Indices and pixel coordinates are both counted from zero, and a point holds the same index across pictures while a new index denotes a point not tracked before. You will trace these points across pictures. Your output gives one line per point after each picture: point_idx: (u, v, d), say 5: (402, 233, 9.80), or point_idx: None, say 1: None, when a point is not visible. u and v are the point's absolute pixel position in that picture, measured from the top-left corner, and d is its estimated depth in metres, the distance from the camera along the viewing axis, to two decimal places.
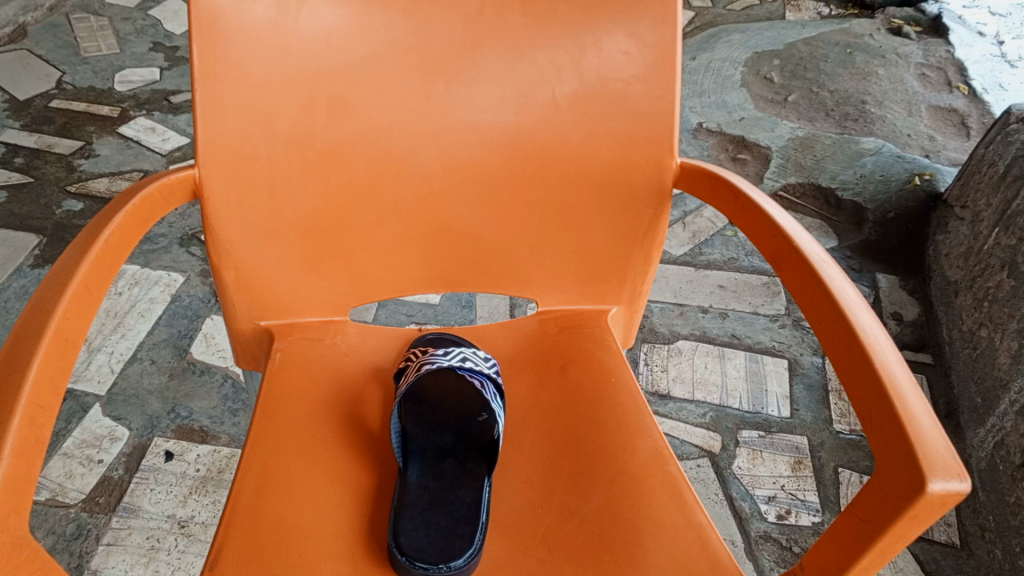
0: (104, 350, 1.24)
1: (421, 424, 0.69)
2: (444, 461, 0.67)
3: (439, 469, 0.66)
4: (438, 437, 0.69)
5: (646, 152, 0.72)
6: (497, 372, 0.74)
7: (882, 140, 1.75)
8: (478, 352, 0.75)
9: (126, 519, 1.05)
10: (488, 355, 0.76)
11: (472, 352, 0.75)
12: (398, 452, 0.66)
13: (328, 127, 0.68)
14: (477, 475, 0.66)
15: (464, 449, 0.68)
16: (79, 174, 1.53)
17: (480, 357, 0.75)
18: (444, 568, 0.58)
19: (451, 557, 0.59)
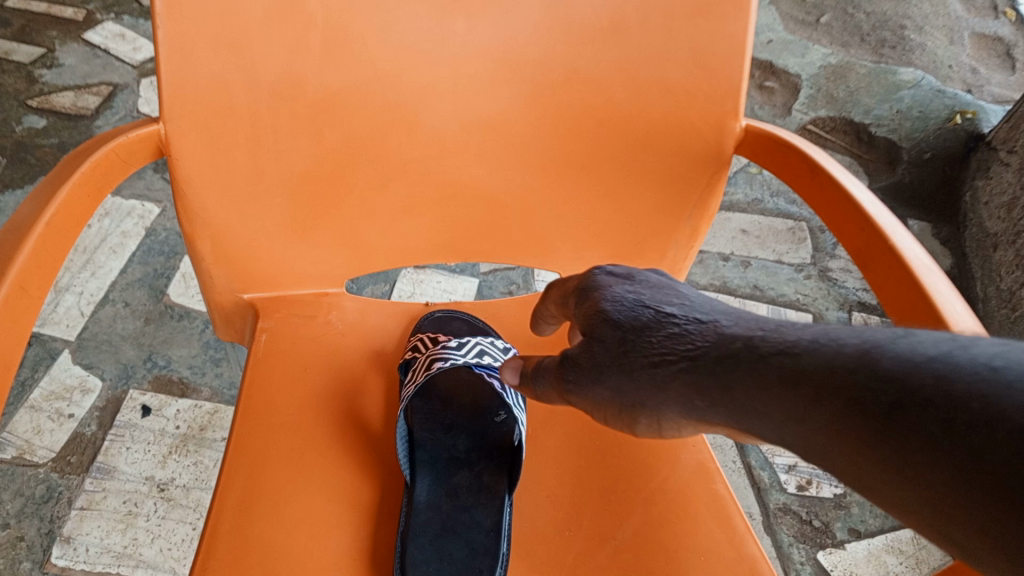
0: (72, 291, 1.13)
1: (430, 427, 0.60)
2: (457, 473, 0.59)
3: (452, 485, 0.58)
4: (450, 445, 0.60)
5: (705, 110, 0.59)
6: None
7: (921, 72, 1.62)
8: (496, 343, 0.64)
9: (101, 481, 0.96)
10: (507, 345, 0.65)
11: (489, 341, 0.64)
12: (406, 466, 0.57)
13: (322, 73, 0.55)
14: (496, 493, 0.58)
15: (480, 458, 0.60)
16: (41, 86, 1.38)
17: (500, 349, 0.64)
18: None
19: None
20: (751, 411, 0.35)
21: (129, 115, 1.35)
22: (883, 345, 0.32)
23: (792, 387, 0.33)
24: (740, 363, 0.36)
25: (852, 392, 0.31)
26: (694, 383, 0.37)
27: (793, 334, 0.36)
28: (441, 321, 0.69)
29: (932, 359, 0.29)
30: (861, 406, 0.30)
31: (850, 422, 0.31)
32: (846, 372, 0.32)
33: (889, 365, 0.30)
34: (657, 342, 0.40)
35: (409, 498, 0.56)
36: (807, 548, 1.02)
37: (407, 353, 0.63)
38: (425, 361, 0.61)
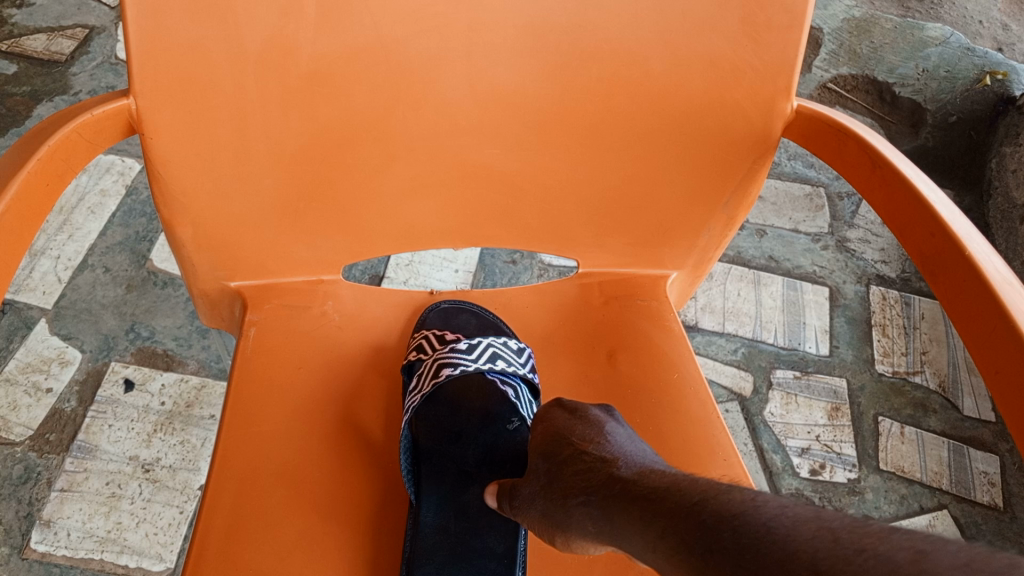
0: (48, 255, 1.06)
1: (436, 437, 0.56)
2: (467, 488, 0.54)
3: (462, 505, 0.53)
4: (457, 456, 0.56)
5: (753, 89, 0.52)
6: (531, 366, 0.59)
7: (949, 28, 1.53)
8: (510, 344, 0.59)
9: (82, 461, 0.91)
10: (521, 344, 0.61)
11: (501, 340, 0.59)
12: (410, 483, 0.51)
13: (317, 39, 0.48)
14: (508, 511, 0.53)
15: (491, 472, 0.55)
16: (10, 27, 1.28)
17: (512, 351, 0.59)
18: None
19: None
20: (621, 543, 0.42)
21: (106, 62, 1.25)
22: (708, 497, 0.38)
23: (643, 525, 0.40)
24: (620, 503, 0.43)
25: (678, 532, 0.37)
26: (589, 515, 0.44)
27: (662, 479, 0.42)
28: (449, 312, 0.64)
29: (731, 514, 0.36)
30: (682, 546, 0.37)
31: (675, 559, 0.37)
32: (679, 514, 0.38)
33: (703, 514, 0.37)
34: (570, 476, 0.47)
35: (414, 516, 0.51)
36: None
37: (411, 355, 0.58)
38: (431, 365, 0.56)
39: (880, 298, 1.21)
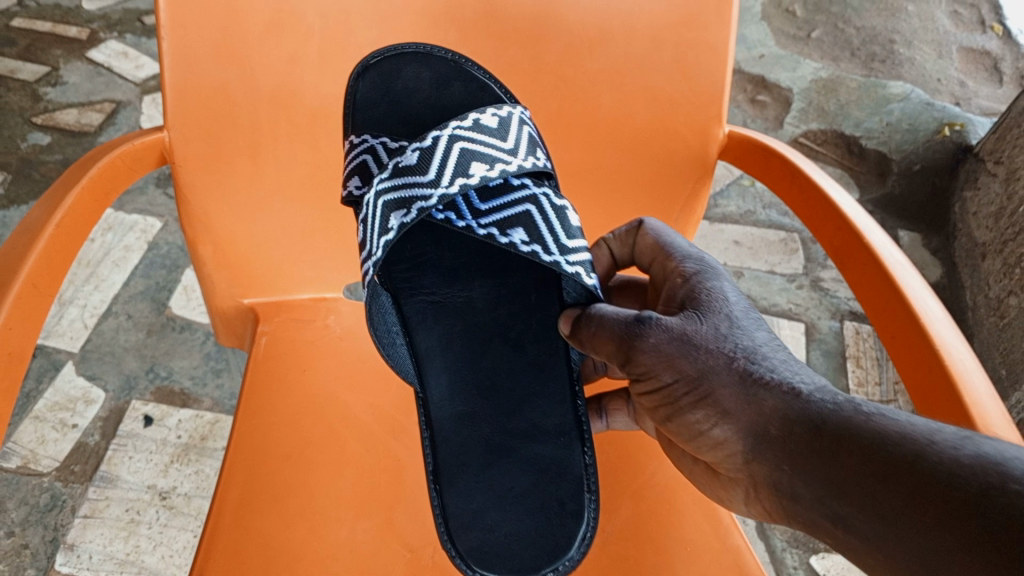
0: (76, 304, 1.15)
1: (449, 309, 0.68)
2: (485, 356, 0.67)
3: (493, 388, 0.66)
4: (469, 314, 0.68)
5: (689, 117, 0.61)
6: (518, 125, 0.58)
7: (910, 85, 1.64)
8: (481, 122, 0.57)
9: (104, 490, 0.98)
10: (506, 109, 0.58)
11: (475, 120, 0.58)
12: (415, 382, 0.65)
13: (321, 82, 0.58)
14: (558, 376, 0.65)
15: (513, 327, 0.68)
16: (46, 104, 1.40)
17: (493, 132, 0.58)
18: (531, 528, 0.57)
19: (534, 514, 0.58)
20: (729, 402, 0.45)
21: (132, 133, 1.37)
22: (855, 408, 0.40)
23: (759, 418, 0.44)
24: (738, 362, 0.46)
25: (828, 428, 0.40)
26: (690, 344, 0.48)
27: (778, 361, 0.46)
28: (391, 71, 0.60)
29: (859, 427, 0.39)
30: (839, 446, 0.39)
31: (828, 452, 0.40)
32: (830, 415, 0.41)
33: (830, 418, 0.41)
34: (660, 320, 0.49)
35: (422, 397, 0.65)
36: (801, 552, 1.02)
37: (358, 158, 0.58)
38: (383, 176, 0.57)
39: (854, 332, 1.28)
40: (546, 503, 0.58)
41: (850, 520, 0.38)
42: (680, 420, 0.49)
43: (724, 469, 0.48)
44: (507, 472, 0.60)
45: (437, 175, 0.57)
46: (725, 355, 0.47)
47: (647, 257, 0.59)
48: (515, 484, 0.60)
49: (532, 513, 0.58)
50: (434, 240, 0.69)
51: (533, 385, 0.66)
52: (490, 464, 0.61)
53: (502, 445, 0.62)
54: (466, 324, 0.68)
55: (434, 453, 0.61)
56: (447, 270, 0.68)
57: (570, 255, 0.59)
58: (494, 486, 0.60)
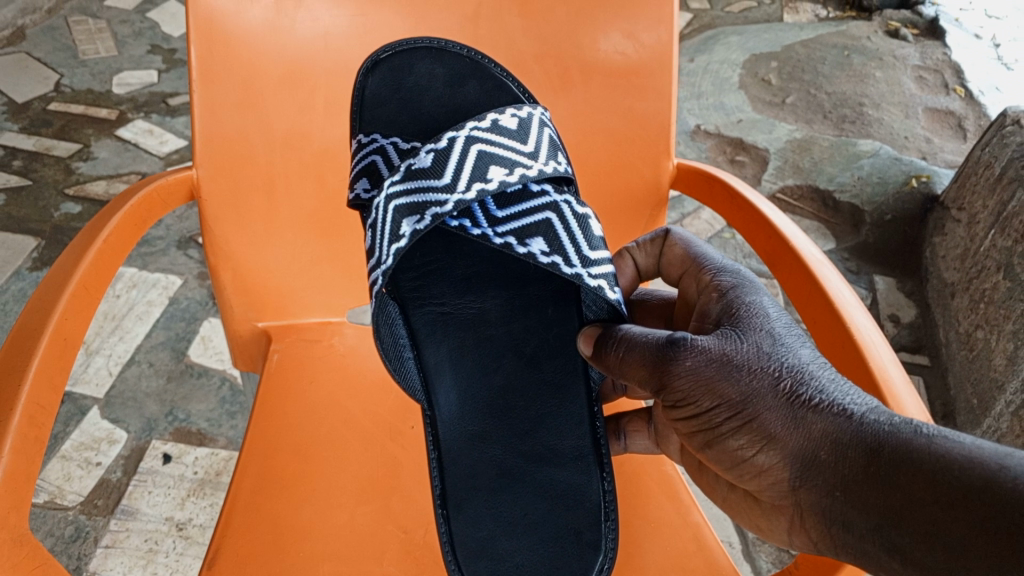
0: (102, 353, 1.25)
1: (462, 322, 0.71)
2: (496, 371, 0.70)
3: (506, 406, 0.69)
4: (481, 326, 0.71)
5: (643, 151, 0.72)
6: (532, 121, 0.66)
7: (879, 142, 1.76)
8: (499, 123, 0.65)
9: (125, 521, 1.04)
10: (526, 112, 0.66)
11: (496, 119, 0.65)
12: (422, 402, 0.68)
13: (326, 127, 0.70)
14: (578, 395, 0.68)
15: (529, 344, 0.70)
16: (77, 176, 1.53)
17: (511, 131, 0.65)
18: (536, 546, 0.61)
19: (534, 522, 0.62)
20: (775, 426, 0.45)
21: None
22: (910, 431, 0.40)
23: (809, 443, 0.44)
24: (783, 383, 0.46)
25: (882, 451, 0.40)
26: (730, 366, 0.47)
27: (825, 383, 0.45)
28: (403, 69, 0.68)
29: (916, 450, 0.39)
30: (894, 471, 0.39)
31: (882, 476, 0.40)
32: (883, 440, 0.41)
33: (887, 443, 0.40)
34: (696, 342, 0.49)
35: (431, 413, 0.68)
36: None
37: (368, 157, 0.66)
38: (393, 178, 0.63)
39: None
40: (561, 533, 0.62)
41: (908, 550, 0.38)
42: (720, 447, 0.48)
43: (768, 500, 0.47)
44: (520, 497, 0.64)
45: (452, 179, 0.63)
46: (768, 377, 0.46)
47: (675, 270, 0.64)
48: (529, 511, 0.63)
49: (545, 541, 0.61)
50: (444, 248, 0.72)
51: (548, 405, 0.68)
52: (503, 489, 0.65)
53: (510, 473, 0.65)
54: (479, 336, 0.71)
55: (443, 482, 0.64)
56: (459, 280, 0.71)
57: (592, 267, 0.65)
58: (506, 513, 0.63)
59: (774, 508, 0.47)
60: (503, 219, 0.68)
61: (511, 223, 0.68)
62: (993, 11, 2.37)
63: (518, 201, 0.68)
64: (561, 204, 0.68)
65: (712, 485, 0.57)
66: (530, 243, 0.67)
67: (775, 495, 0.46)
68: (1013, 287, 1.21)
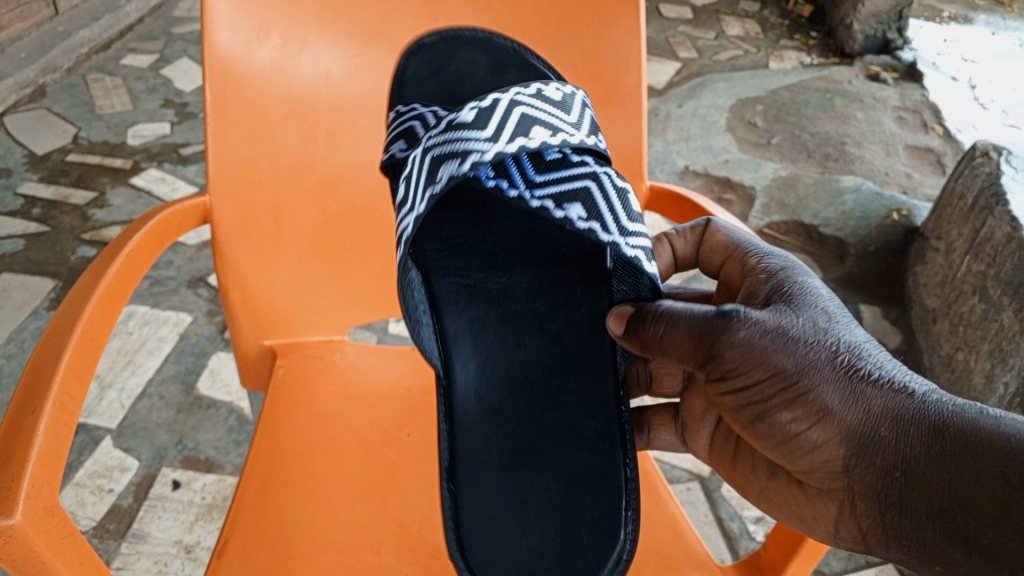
0: (115, 387, 1.30)
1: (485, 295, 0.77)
2: (517, 348, 0.76)
3: (527, 383, 0.75)
4: (506, 301, 0.77)
5: (617, 175, 0.81)
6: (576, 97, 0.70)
7: (861, 179, 1.83)
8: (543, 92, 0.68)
9: (136, 545, 1.08)
10: (569, 89, 0.70)
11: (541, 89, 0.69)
12: (440, 364, 0.73)
13: (326, 157, 0.77)
14: (604, 373, 0.73)
15: (552, 322, 0.77)
16: (93, 222, 1.60)
17: (554, 101, 0.68)
18: (544, 525, 0.64)
19: (535, 506, 0.66)
20: (831, 399, 0.51)
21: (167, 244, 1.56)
22: (965, 412, 0.46)
23: (867, 418, 0.49)
24: (840, 359, 0.51)
25: (941, 429, 0.46)
26: (787, 341, 0.52)
27: (879, 361, 0.51)
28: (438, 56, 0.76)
29: (972, 429, 0.45)
30: (951, 448, 0.45)
31: (942, 453, 0.45)
32: (940, 419, 0.46)
33: (944, 422, 0.46)
34: (750, 317, 0.53)
35: (448, 383, 0.73)
36: None
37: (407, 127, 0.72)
38: (435, 133, 0.67)
39: None
40: (583, 519, 0.65)
41: (971, 531, 0.43)
42: (772, 420, 0.53)
43: (818, 481, 0.53)
44: (531, 481, 0.68)
45: (492, 132, 0.65)
46: (825, 352, 0.52)
47: (718, 256, 0.68)
48: (545, 494, 0.67)
49: (558, 523, 0.64)
50: (474, 224, 0.76)
51: (568, 385, 0.74)
52: (519, 471, 0.69)
53: (532, 458, 0.69)
54: (503, 310, 0.77)
55: (460, 460, 0.68)
56: (487, 254, 0.76)
57: (630, 238, 0.67)
58: (521, 494, 0.67)
59: (823, 488, 0.53)
60: (542, 185, 0.71)
61: (548, 188, 0.70)
62: (969, 55, 2.47)
63: (558, 168, 0.71)
64: (600, 173, 0.69)
65: (747, 486, 0.62)
66: (567, 208, 0.69)
67: (826, 472, 0.52)
68: (988, 309, 1.26)
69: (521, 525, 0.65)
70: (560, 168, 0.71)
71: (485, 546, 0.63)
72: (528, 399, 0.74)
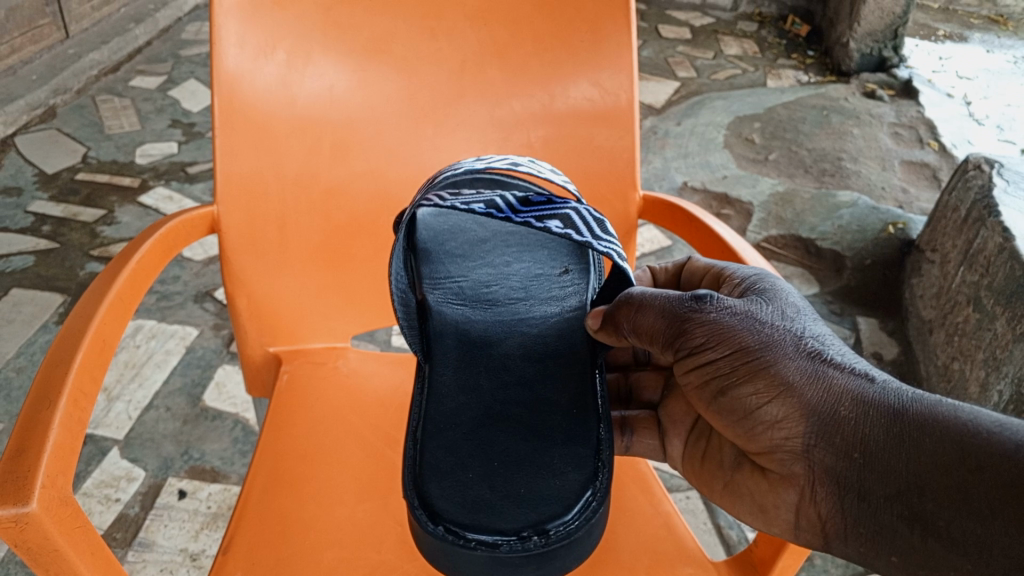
0: (122, 399, 1.32)
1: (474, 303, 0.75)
2: (499, 343, 0.72)
3: (503, 364, 0.70)
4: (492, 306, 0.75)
5: (612, 185, 0.83)
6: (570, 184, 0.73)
7: (857, 193, 1.86)
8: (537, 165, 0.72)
9: (142, 553, 1.09)
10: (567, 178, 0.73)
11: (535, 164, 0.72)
12: (417, 345, 0.71)
13: (330, 170, 0.80)
14: (580, 360, 0.70)
15: (537, 328, 0.74)
16: (102, 239, 1.63)
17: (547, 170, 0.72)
18: (510, 480, 0.58)
19: (501, 458, 0.60)
20: (794, 378, 0.52)
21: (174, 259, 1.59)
22: (923, 399, 0.49)
23: (829, 398, 0.51)
24: (806, 344, 0.53)
25: (900, 412, 0.48)
26: (757, 324, 0.54)
27: (844, 353, 0.54)
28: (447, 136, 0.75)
29: (931, 414, 0.48)
30: (911, 429, 0.48)
31: (902, 434, 0.48)
32: (901, 403, 0.49)
33: (905, 408, 0.49)
34: (724, 302, 0.56)
35: (425, 364, 0.70)
36: None
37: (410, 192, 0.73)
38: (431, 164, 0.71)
39: None
40: (550, 470, 0.58)
41: (929, 514, 0.45)
42: (734, 398, 0.54)
43: (778, 464, 0.53)
44: (499, 437, 0.62)
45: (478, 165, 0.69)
46: (790, 335, 0.54)
47: (697, 281, 0.68)
48: (512, 450, 0.61)
49: (525, 476, 0.58)
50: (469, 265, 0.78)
51: (547, 368, 0.70)
52: (484, 428, 0.63)
53: (498, 420, 0.64)
54: (489, 317, 0.75)
55: (424, 419, 0.64)
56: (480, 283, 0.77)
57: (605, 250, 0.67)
58: (487, 449, 0.61)
59: (784, 473, 0.53)
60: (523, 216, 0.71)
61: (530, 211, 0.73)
62: (964, 72, 2.51)
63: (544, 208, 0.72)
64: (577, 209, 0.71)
65: (712, 482, 0.62)
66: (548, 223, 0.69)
67: (785, 452, 0.52)
68: (982, 318, 1.28)
69: (485, 473, 0.59)
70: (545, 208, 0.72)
71: (445, 486, 0.57)
72: (505, 375, 0.68)
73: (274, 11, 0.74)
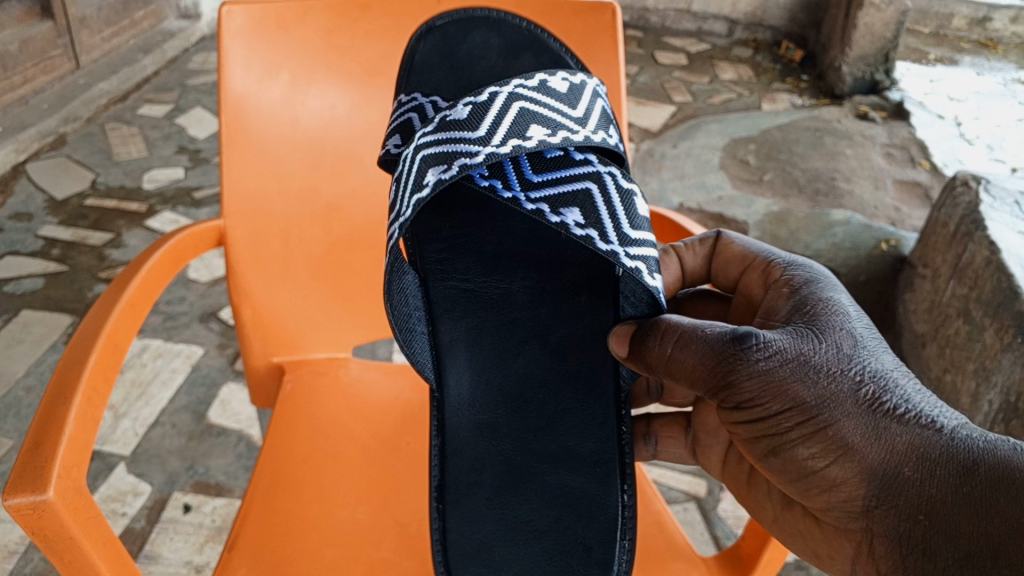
0: (129, 416, 1.35)
1: (482, 285, 0.81)
2: (517, 360, 0.80)
3: (524, 398, 0.78)
4: (506, 306, 0.81)
5: None
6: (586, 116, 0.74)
7: (850, 212, 1.90)
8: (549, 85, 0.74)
9: (147, 565, 1.11)
10: (579, 79, 0.75)
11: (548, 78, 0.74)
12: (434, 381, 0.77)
13: (333, 184, 0.83)
14: (606, 393, 0.77)
15: (550, 331, 0.80)
16: (109, 261, 1.67)
17: (561, 103, 0.73)
18: (536, 552, 0.68)
19: (523, 526, 0.70)
20: (852, 432, 0.51)
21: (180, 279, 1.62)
22: (994, 450, 0.47)
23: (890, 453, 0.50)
24: (864, 390, 0.52)
25: (968, 469, 0.47)
26: (810, 371, 0.53)
27: (907, 393, 0.52)
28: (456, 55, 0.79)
29: (1002, 468, 0.46)
30: (982, 489, 0.46)
31: (973, 493, 0.46)
32: (969, 458, 0.47)
33: (974, 462, 0.47)
34: (773, 345, 0.54)
35: (441, 396, 0.77)
36: None
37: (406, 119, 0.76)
38: (427, 130, 0.71)
39: None
40: (572, 547, 0.68)
41: None
42: (789, 455, 0.54)
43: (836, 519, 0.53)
44: (522, 506, 0.71)
45: (486, 133, 0.70)
46: (848, 383, 0.52)
47: (736, 268, 0.71)
48: (537, 520, 0.70)
49: (547, 554, 0.68)
50: (477, 224, 0.81)
51: (564, 402, 0.77)
52: (502, 491, 0.72)
53: (514, 472, 0.74)
54: (502, 318, 0.81)
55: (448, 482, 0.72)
56: (488, 256, 0.81)
57: (630, 247, 0.71)
58: (508, 516, 0.70)
59: (841, 526, 0.53)
60: (538, 184, 0.75)
61: (546, 189, 0.75)
62: (954, 94, 2.56)
63: (558, 169, 0.75)
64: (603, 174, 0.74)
65: (762, 514, 0.63)
66: (565, 214, 0.73)
67: (844, 511, 0.52)
68: (972, 330, 1.30)
69: (510, 537, 0.69)
70: (560, 168, 0.76)
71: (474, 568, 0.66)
72: (527, 413, 0.77)
73: (278, 36, 0.79)
